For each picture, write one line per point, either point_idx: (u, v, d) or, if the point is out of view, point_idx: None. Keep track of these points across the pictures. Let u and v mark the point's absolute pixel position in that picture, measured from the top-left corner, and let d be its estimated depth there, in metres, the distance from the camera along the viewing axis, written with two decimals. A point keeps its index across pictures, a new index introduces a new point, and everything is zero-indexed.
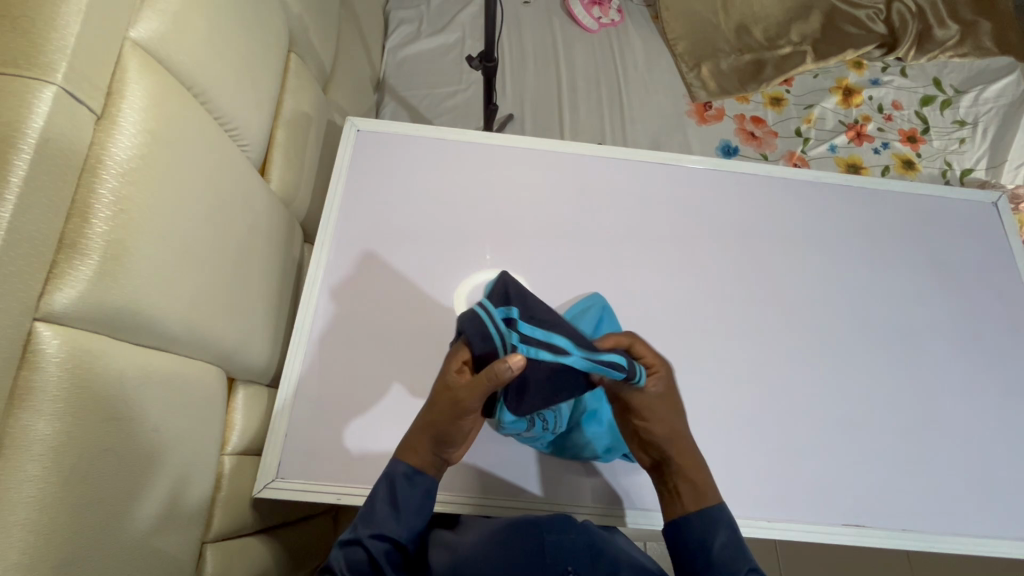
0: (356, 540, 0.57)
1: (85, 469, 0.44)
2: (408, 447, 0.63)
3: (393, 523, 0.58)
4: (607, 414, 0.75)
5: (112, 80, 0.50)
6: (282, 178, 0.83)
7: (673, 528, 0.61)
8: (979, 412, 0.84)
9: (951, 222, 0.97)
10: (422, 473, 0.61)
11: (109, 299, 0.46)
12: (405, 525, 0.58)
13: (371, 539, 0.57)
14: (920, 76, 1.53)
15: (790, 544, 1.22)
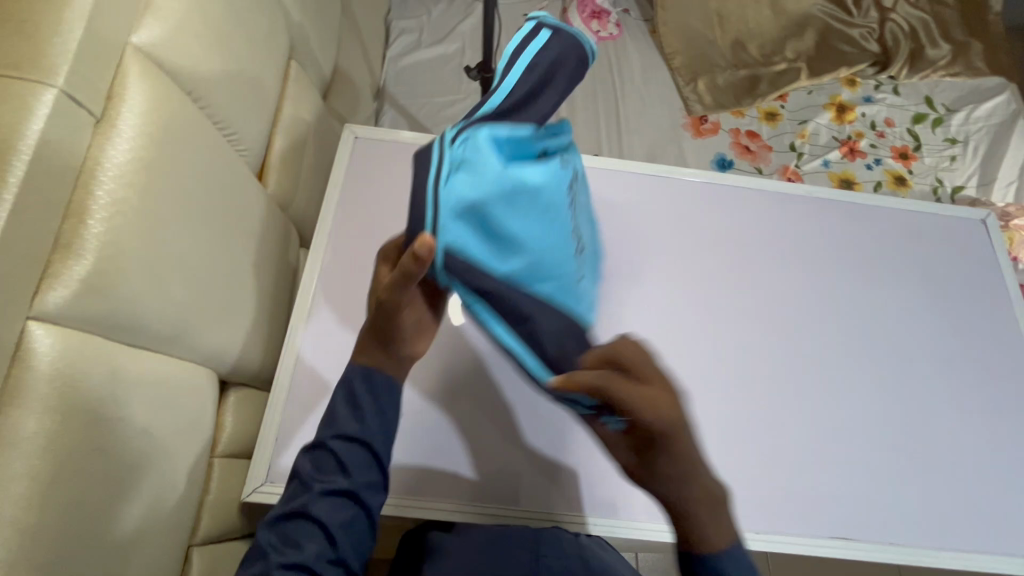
0: (320, 444, 0.59)
1: (74, 468, 0.44)
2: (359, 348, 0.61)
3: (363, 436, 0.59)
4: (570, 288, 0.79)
5: (113, 84, 0.50)
6: (279, 183, 0.84)
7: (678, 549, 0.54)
8: (967, 426, 0.85)
9: (942, 238, 0.98)
10: (379, 371, 0.60)
11: (103, 299, 0.47)
12: (369, 427, 0.58)
13: (341, 447, 0.58)
14: (913, 95, 1.55)
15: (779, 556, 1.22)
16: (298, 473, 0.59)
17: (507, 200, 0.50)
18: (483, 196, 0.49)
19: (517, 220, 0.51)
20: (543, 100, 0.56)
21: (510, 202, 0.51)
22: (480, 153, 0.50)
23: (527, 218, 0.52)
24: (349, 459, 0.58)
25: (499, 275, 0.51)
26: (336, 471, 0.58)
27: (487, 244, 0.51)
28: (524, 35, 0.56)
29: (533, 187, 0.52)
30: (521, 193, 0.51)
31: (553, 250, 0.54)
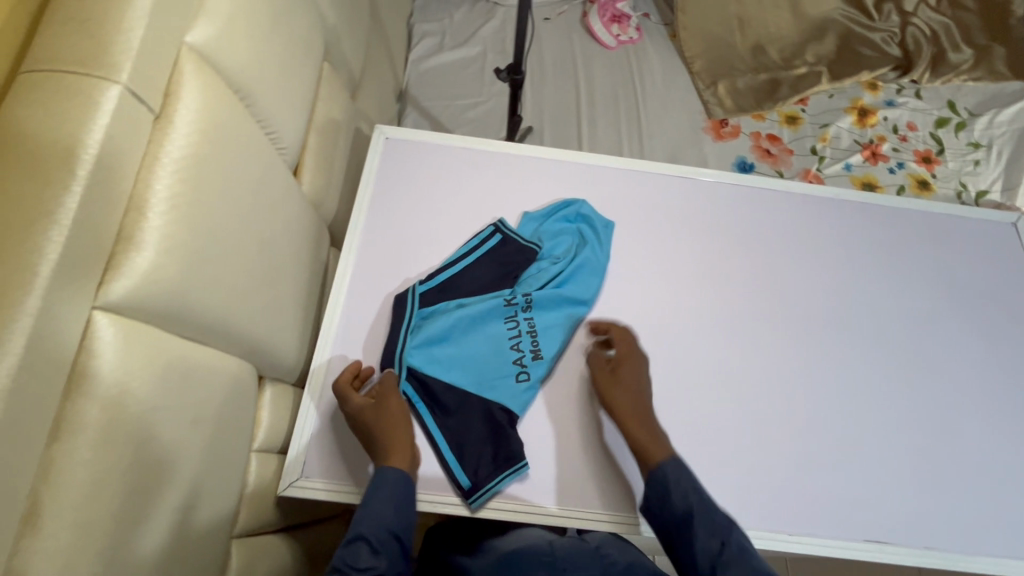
0: (357, 538, 0.59)
1: (132, 456, 0.45)
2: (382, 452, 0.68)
3: (390, 518, 0.61)
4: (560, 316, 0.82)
5: (170, 82, 0.52)
6: (313, 182, 0.85)
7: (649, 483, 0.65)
8: (1000, 431, 0.84)
9: (971, 241, 0.98)
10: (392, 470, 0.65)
11: (160, 291, 0.48)
12: (400, 517, 0.62)
13: (374, 528, 0.60)
14: (935, 99, 1.55)
15: (801, 559, 1.21)
16: (334, 566, 0.57)
17: (446, 340, 0.78)
18: (434, 331, 0.78)
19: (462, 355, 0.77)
20: (503, 247, 0.85)
21: (449, 341, 0.78)
22: (440, 315, 0.80)
23: (472, 341, 0.79)
24: (378, 538, 0.59)
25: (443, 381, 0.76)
26: (371, 555, 0.58)
27: (427, 367, 0.76)
28: (483, 233, 0.86)
29: (483, 331, 0.80)
30: (469, 342, 0.79)
31: (485, 357, 0.78)
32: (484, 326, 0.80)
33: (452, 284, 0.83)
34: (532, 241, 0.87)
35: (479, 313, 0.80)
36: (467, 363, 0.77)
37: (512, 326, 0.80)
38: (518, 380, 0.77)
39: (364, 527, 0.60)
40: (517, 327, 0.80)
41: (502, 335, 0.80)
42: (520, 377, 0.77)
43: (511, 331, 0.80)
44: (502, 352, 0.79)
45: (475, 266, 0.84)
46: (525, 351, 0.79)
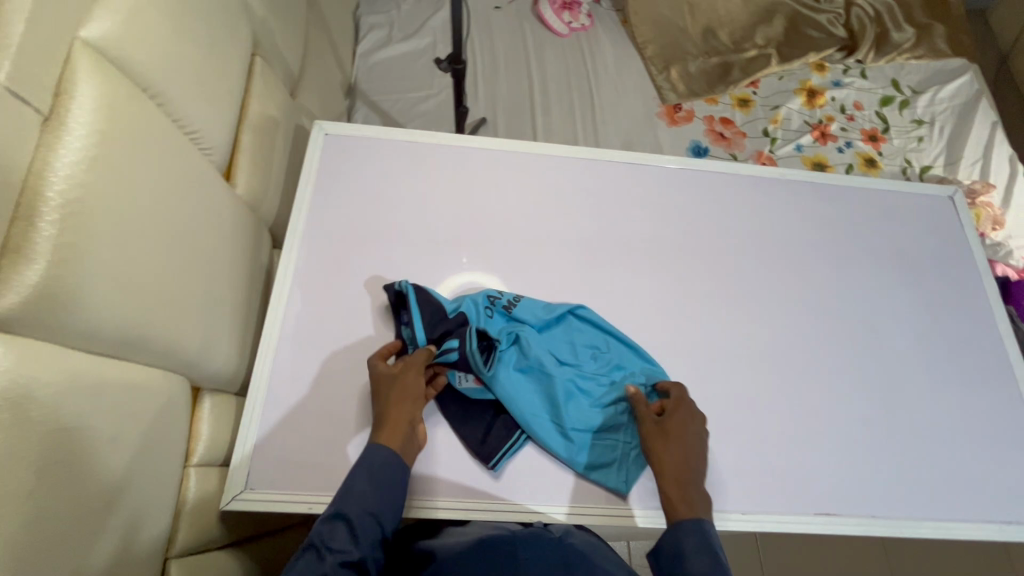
0: (337, 518, 0.59)
1: (33, 484, 0.42)
2: (388, 427, 0.67)
3: (371, 497, 0.62)
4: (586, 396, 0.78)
5: (61, 80, 0.48)
6: (247, 183, 0.81)
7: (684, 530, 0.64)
8: (943, 399, 0.87)
9: (912, 216, 1.00)
10: (396, 455, 0.65)
11: (58, 306, 0.44)
12: (383, 500, 0.62)
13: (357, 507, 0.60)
14: (880, 78, 1.58)
15: (766, 536, 1.24)
16: (310, 542, 0.57)
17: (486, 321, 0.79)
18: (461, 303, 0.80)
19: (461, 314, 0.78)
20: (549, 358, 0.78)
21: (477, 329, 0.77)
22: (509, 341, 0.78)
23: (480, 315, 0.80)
24: (360, 520, 0.60)
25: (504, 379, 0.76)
26: (348, 541, 0.58)
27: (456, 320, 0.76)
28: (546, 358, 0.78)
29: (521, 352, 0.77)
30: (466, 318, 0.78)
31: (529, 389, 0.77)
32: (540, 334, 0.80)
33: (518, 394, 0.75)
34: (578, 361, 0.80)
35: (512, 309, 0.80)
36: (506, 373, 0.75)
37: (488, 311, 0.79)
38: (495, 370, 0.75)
39: (344, 513, 0.60)
40: (498, 317, 0.80)
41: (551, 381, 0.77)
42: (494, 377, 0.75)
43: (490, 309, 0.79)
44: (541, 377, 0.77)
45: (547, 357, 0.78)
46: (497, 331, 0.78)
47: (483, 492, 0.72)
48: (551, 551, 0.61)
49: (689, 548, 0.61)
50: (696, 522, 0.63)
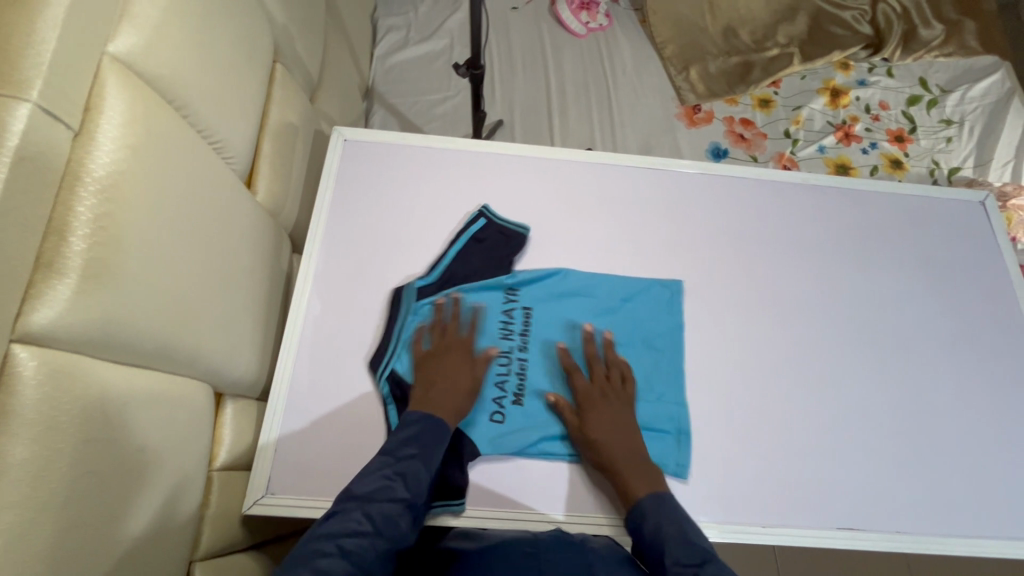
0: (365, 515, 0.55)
1: (66, 494, 0.43)
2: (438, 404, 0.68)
3: (419, 457, 0.61)
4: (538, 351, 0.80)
5: (90, 95, 0.49)
6: (268, 190, 0.82)
7: (647, 500, 0.64)
8: (970, 411, 0.85)
9: (941, 222, 0.98)
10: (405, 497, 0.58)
11: (89, 318, 0.45)
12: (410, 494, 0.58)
13: (401, 469, 0.59)
14: (907, 76, 1.54)
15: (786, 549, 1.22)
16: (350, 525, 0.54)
17: (488, 332, 0.80)
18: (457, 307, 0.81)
19: None
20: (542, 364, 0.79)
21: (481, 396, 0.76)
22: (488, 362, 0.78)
23: (481, 303, 0.81)
24: (414, 476, 0.59)
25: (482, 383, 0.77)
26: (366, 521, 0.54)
27: None
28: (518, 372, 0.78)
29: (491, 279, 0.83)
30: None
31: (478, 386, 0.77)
32: (541, 371, 0.79)
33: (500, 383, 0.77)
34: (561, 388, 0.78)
35: (526, 307, 0.82)
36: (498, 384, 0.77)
37: (502, 366, 0.78)
38: (495, 422, 0.75)
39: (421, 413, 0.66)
40: (513, 377, 0.78)
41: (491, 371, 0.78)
42: (495, 419, 0.75)
43: (504, 319, 0.81)
44: (545, 399, 0.77)
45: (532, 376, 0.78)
46: (510, 391, 0.77)
47: (498, 499, 0.72)
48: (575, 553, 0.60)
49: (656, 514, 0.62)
50: (656, 497, 0.64)
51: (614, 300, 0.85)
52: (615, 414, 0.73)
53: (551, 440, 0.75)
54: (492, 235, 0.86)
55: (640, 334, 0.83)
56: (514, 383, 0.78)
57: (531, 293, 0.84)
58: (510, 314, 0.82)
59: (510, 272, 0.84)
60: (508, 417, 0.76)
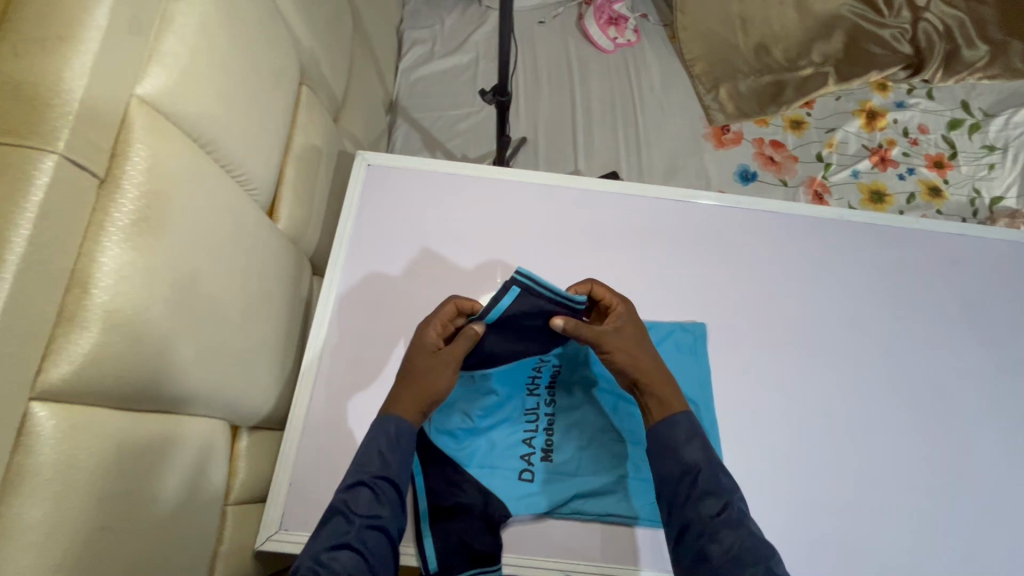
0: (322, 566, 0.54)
1: (81, 553, 0.42)
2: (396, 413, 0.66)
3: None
4: (564, 402, 0.78)
5: (117, 141, 0.49)
6: (290, 217, 0.82)
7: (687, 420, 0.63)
8: (1010, 468, 0.81)
9: (985, 263, 0.93)
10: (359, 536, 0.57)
11: (107, 372, 0.45)
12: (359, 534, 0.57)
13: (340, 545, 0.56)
14: (948, 99, 1.48)
15: None
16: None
17: (515, 385, 0.77)
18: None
19: (483, 447, 0.75)
20: (568, 417, 0.77)
21: (506, 453, 0.75)
22: (512, 416, 0.77)
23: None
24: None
25: (508, 439, 0.76)
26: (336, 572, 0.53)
27: (473, 468, 0.73)
28: (544, 425, 0.77)
29: None
30: (489, 439, 0.75)
31: (504, 443, 0.75)
32: (570, 427, 0.77)
33: (527, 439, 0.76)
34: (589, 443, 0.76)
35: (556, 360, 0.78)
36: (524, 442, 0.75)
37: (529, 422, 0.77)
38: (522, 479, 0.73)
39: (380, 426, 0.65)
40: (540, 432, 0.76)
41: (518, 426, 0.76)
42: (524, 476, 0.73)
43: (532, 373, 0.77)
44: (572, 451, 0.75)
45: (557, 428, 0.77)
46: (537, 447, 0.75)
47: (534, 546, 0.71)
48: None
49: (684, 434, 0.63)
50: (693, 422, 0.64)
51: None
52: (644, 348, 0.69)
53: (581, 496, 0.72)
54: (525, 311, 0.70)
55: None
56: (541, 437, 0.76)
57: None
58: (539, 368, 0.77)
59: None
60: (536, 475, 0.73)
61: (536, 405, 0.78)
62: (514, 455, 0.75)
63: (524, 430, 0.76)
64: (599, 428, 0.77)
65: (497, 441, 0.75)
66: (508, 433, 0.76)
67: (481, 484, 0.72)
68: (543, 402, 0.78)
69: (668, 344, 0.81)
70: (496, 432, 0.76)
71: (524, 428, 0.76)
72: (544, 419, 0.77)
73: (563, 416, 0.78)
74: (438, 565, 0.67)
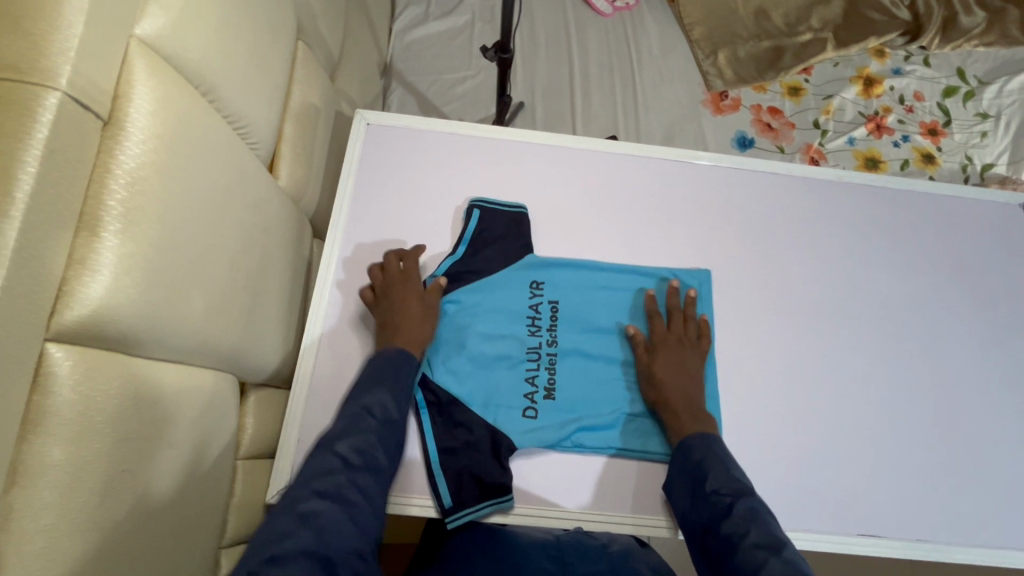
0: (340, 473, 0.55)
1: (103, 494, 0.43)
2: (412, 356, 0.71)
3: (367, 504, 0.54)
4: (568, 342, 0.79)
5: (119, 82, 0.47)
6: (291, 174, 0.80)
7: (699, 441, 0.68)
8: (996, 419, 0.84)
9: (976, 225, 0.95)
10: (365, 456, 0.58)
11: (119, 317, 0.44)
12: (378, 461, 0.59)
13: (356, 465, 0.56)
14: (944, 66, 1.48)
15: None
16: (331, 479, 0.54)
17: (513, 324, 0.79)
18: (482, 306, 0.80)
19: (487, 387, 0.75)
20: (572, 358, 0.79)
21: (510, 393, 0.75)
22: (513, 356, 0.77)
23: (504, 297, 0.80)
24: (364, 521, 0.53)
25: (513, 378, 0.76)
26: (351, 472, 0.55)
27: (478, 407, 0.74)
28: (547, 363, 0.78)
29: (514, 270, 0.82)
30: (491, 378, 0.76)
31: (506, 382, 0.76)
32: (573, 367, 0.78)
33: (530, 378, 0.77)
34: (592, 382, 0.78)
35: (553, 300, 0.81)
36: (528, 380, 0.76)
37: (531, 360, 0.77)
38: (527, 417, 0.74)
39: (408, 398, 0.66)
40: (543, 370, 0.77)
41: (521, 366, 0.77)
42: (529, 414, 0.74)
43: (530, 313, 0.80)
44: (576, 389, 0.77)
45: (561, 368, 0.78)
46: (541, 385, 0.76)
47: (545, 495, 0.73)
48: (599, 559, 0.67)
49: (702, 449, 0.67)
50: (703, 437, 0.68)
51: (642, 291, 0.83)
52: (683, 358, 0.76)
53: (585, 429, 0.75)
54: (492, 230, 0.83)
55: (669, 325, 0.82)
56: (545, 374, 0.77)
57: (555, 283, 0.82)
58: (536, 308, 0.80)
59: (534, 267, 0.83)
60: (542, 412, 0.75)
61: (537, 345, 0.78)
62: (518, 395, 0.75)
63: (527, 370, 0.77)
64: (603, 369, 0.79)
65: (498, 380, 0.76)
66: (511, 371, 0.77)
67: (488, 421, 0.73)
68: (547, 341, 0.79)
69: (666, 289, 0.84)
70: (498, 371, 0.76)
71: (526, 366, 0.77)
72: (547, 358, 0.78)
73: (567, 355, 0.79)
74: (452, 500, 0.69)
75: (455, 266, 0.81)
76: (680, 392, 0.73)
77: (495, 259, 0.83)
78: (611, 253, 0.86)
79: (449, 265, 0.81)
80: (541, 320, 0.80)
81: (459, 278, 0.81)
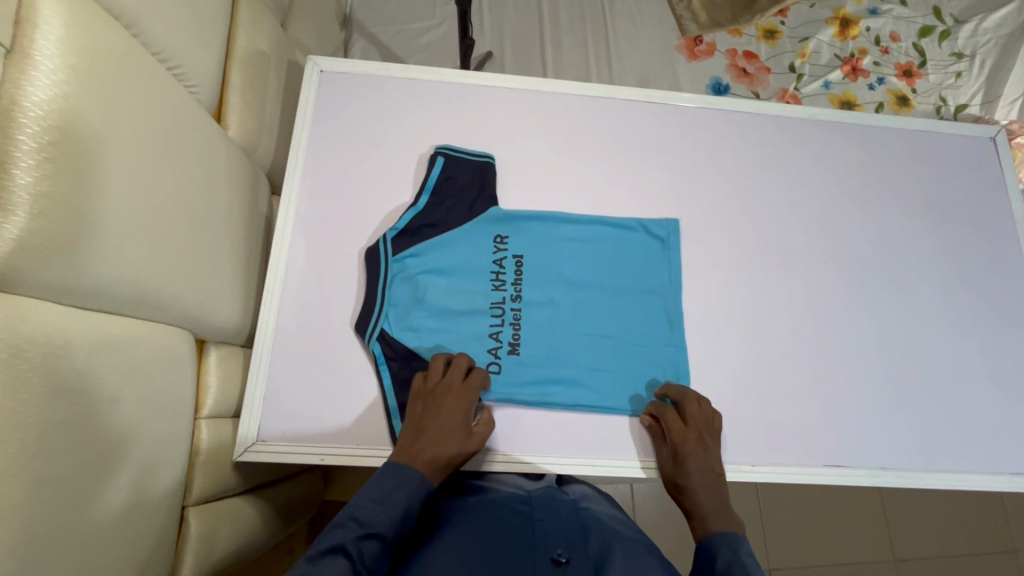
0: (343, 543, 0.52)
1: (37, 447, 0.41)
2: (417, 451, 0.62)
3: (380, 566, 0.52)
4: (534, 297, 0.78)
5: (21, 7, 0.43)
6: (240, 125, 0.76)
7: (720, 542, 0.61)
8: (962, 351, 0.85)
9: (947, 161, 0.94)
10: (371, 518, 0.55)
11: (38, 262, 0.41)
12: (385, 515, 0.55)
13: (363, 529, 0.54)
14: (921, 5, 1.45)
15: (773, 495, 1.21)
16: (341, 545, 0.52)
17: (477, 278, 0.78)
18: (443, 262, 0.78)
19: (449, 342, 0.74)
20: (537, 313, 0.77)
21: (474, 349, 0.74)
22: (476, 312, 0.76)
23: (466, 253, 0.79)
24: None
25: (477, 333, 0.75)
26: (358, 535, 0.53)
27: None
28: (512, 319, 0.76)
29: (478, 223, 0.80)
30: (454, 330, 0.75)
31: (468, 338, 0.75)
32: (538, 322, 0.77)
33: (494, 334, 0.75)
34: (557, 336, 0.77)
35: (517, 254, 0.79)
36: (492, 337, 0.75)
37: (495, 315, 0.76)
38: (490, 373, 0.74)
39: (396, 469, 0.59)
40: (507, 327, 0.76)
41: (485, 321, 0.76)
42: (492, 370, 0.74)
43: (494, 268, 0.78)
44: (541, 344, 0.76)
45: (527, 324, 0.77)
46: (505, 341, 0.75)
47: (516, 444, 0.73)
48: (567, 518, 0.63)
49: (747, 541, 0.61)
50: (724, 534, 0.61)
51: (608, 244, 0.82)
52: (708, 458, 0.69)
53: (550, 384, 0.74)
54: (454, 181, 0.81)
55: (636, 277, 0.81)
56: (508, 329, 0.76)
57: (519, 238, 0.80)
58: (500, 263, 0.79)
59: (496, 220, 0.80)
60: (504, 368, 0.74)
61: (501, 301, 0.77)
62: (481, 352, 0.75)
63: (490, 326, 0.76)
64: (569, 324, 0.77)
65: (460, 337, 0.75)
66: (473, 327, 0.75)
67: None
68: (511, 297, 0.77)
69: (633, 241, 0.83)
70: (461, 325, 0.75)
71: (490, 321, 0.76)
72: (511, 313, 0.77)
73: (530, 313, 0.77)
74: None
75: (415, 219, 0.79)
76: (708, 495, 0.66)
77: (454, 212, 0.80)
78: (580, 199, 0.84)
79: (410, 218, 0.78)
80: (504, 276, 0.78)
81: (419, 232, 0.79)
